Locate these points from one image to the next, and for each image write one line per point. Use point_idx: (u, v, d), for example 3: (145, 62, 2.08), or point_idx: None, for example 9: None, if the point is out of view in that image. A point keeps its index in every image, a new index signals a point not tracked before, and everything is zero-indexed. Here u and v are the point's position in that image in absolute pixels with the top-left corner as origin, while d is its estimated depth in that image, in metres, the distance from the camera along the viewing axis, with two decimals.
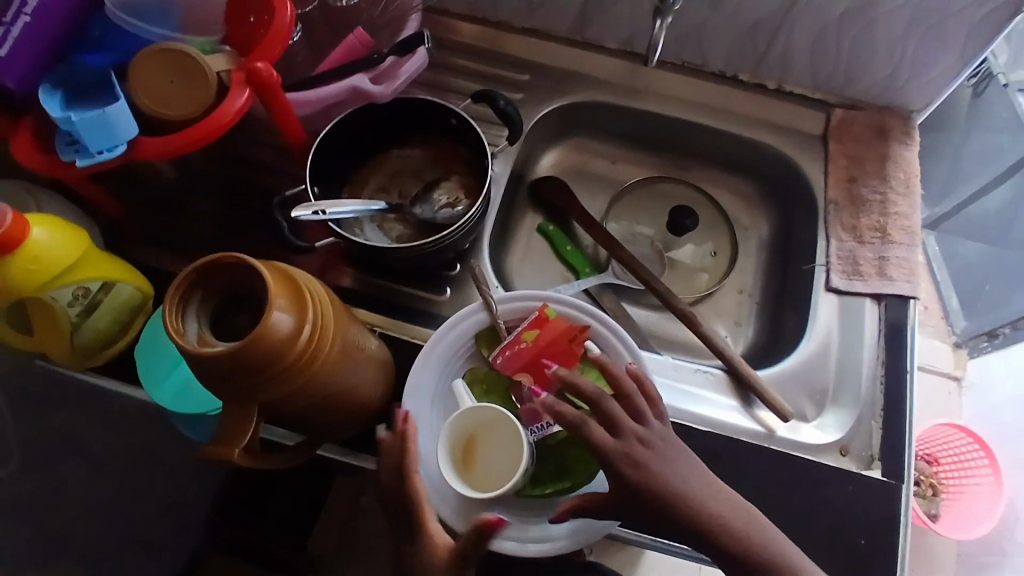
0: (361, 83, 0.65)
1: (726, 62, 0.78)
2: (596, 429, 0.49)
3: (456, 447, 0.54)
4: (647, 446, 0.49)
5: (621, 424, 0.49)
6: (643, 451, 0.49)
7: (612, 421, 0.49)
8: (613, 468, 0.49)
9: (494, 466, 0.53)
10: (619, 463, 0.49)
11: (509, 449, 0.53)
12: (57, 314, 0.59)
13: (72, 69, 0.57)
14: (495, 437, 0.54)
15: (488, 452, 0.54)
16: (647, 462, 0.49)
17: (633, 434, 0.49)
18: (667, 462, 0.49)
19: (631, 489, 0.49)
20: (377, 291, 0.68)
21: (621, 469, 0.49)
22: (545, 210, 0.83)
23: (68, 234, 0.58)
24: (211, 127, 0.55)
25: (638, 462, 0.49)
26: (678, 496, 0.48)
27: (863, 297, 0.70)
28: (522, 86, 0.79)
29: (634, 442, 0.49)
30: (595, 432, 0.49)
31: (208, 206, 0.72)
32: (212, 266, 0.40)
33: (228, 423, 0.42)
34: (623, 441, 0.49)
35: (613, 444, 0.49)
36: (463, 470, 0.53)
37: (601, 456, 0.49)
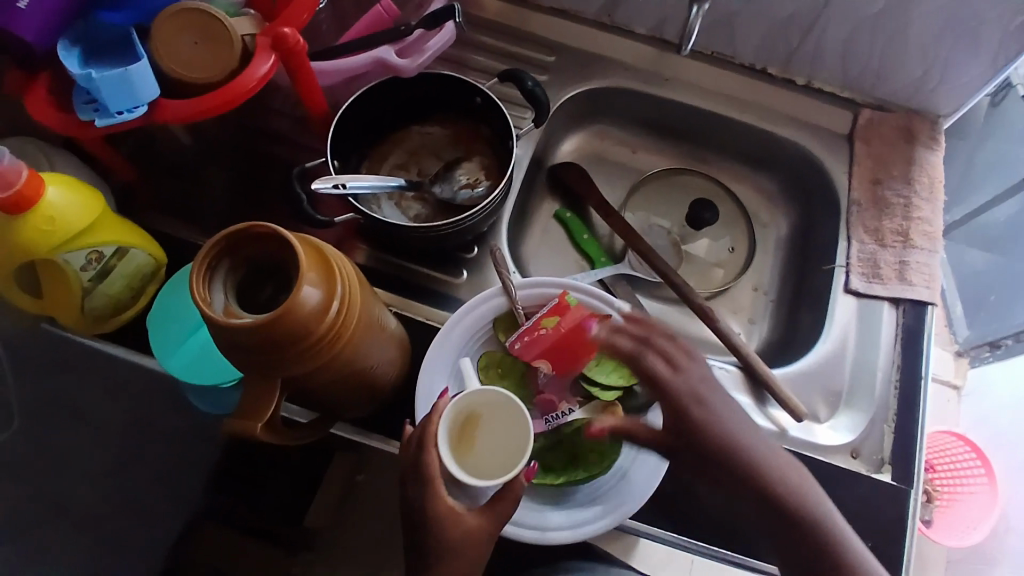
0: (386, 55, 0.64)
1: (756, 55, 0.76)
2: (653, 359, 0.58)
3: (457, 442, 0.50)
4: (706, 384, 0.58)
5: (680, 360, 0.58)
6: (703, 388, 0.57)
7: (667, 356, 0.58)
8: (670, 396, 0.57)
9: (499, 445, 0.50)
10: (679, 392, 0.57)
11: (508, 422, 0.50)
12: (69, 277, 0.58)
13: (89, 28, 0.55)
14: (491, 417, 0.51)
15: (488, 433, 0.50)
16: (702, 397, 0.57)
17: (691, 370, 0.58)
18: (720, 401, 0.57)
19: (673, 423, 0.56)
20: (392, 270, 0.67)
21: (679, 396, 0.56)
22: (563, 197, 0.82)
23: (83, 195, 0.56)
24: (230, 96, 0.54)
25: (696, 394, 0.57)
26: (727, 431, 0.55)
27: (881, 300, 0.70)
28: (547, 67, 0.78)
29: (690, 376, 0.58)
30: (651, 361, 0.58)
31: (222, 174, 0.71)
32: (242, 234, 0.39)
33: (253, 396, 0.41)
34: (683, 376, 0.57)
35: (671, 376, 0.57)
36: (473, 461, 0.49)
37: (659, 385, 0.57)
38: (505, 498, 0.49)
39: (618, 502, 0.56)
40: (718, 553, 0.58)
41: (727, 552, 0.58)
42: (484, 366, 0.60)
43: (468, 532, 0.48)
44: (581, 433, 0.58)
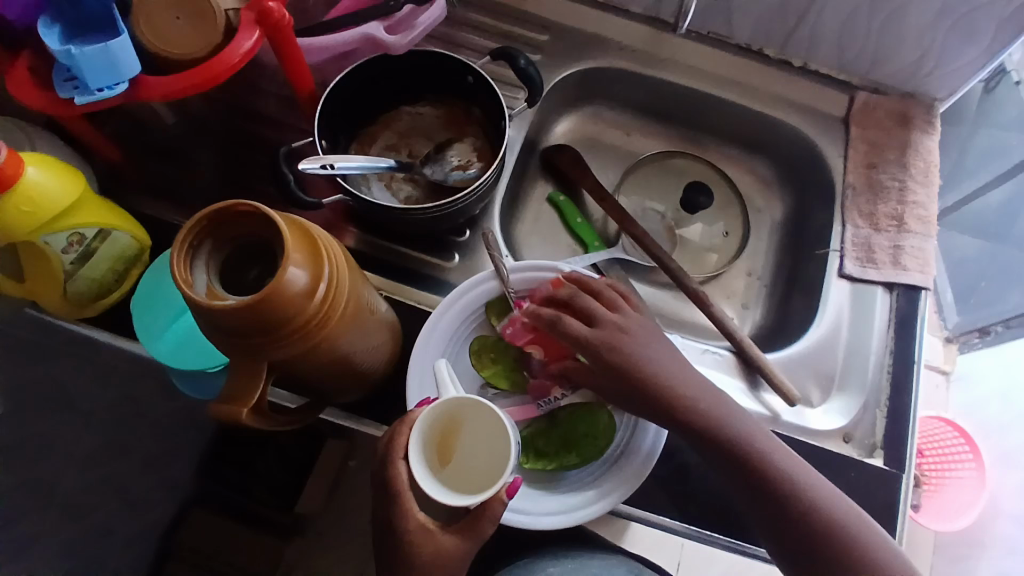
0: (375, 31, 0.62)
1: (753, 37, 0.75)
2: (571, 321, 0.54)
3: (437, 464, 0.47)
4: (626, 332, 0.53)
5: (593, 313, 0.54)
6: (623, 337, 0.53)
7: (588, 313, 0.54)
8: (592, 351, 0.53)
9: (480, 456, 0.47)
10: (600, 345, 0.53)
11: (489, 425, 0.47)
12: (50, 260, 0.56)
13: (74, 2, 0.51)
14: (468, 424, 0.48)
15: (468, 442, 0.48)
16: (624, 343, 0.53)
17: (608, 318, 0.54)
18: (646, 345, 0.53)
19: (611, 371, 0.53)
20: (382, 254, 0.66)
21: (603, 348, 0.53)
22: (556, 180, 0.81)
23: (63, 176, 0.54)
24: (214, 72, 0.52)
25: (619, 344, 0.53)
26: (662, 371, 0.52)
27: (876, 285, 0.69)
28: (541, 47, 0.76)
29: (610, 326, 0.53)
30: (569, 322, 0.54)
31: (207, 155, 0.69)
32: (224, 214, 0.37)
33: (239, 381, 0.40)
34: (601, 327, 0.53)
35: (589, 331, 0.53)
36: (461, 485, 0.46)
37: (580, 343, 0.53)
38: (483, 519, 0.47)
39: (623, 480, 0.55)
40: (710, 538, 0.58)
41: (722, 538, 0.57)
42: (478, 350, 0.60)
43: (440, 552, 0.47)
44: (574, 419, 0.58)
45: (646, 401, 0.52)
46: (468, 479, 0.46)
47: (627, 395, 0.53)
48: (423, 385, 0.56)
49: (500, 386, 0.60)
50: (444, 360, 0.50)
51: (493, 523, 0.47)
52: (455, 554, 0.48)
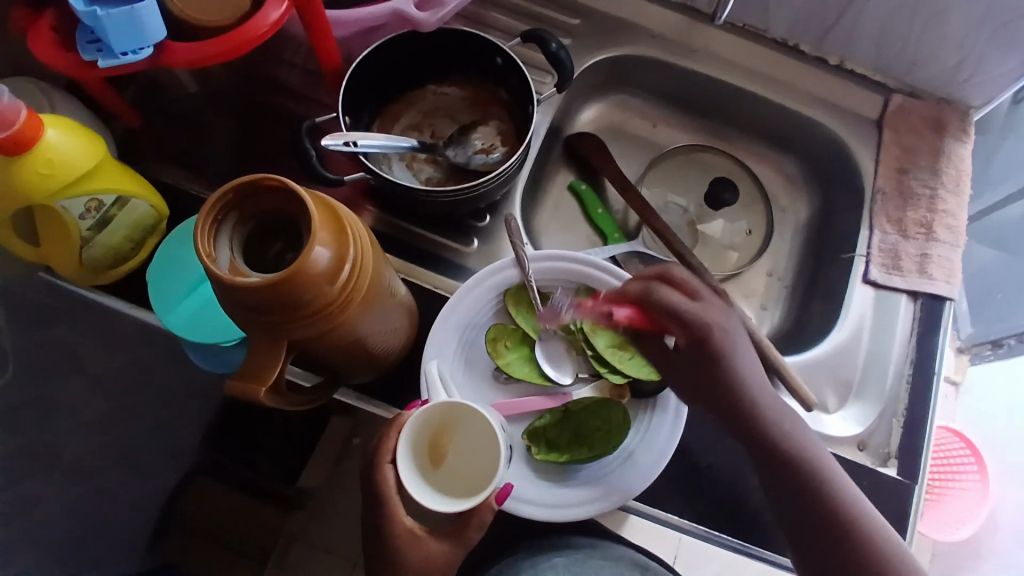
0: (405, 7, 0.59)
1: (789, 31, 0.73)
2: (667, 290, 0.51)
3: (425, 472, 0.48)
4: (725, 320, 0.51)
5: (696, 288, 0.51)
6: (724, 323, 0.50)
7: (685, 284, 0.51)
8: (693, 328, 0.50)
9: (479, 456, 0.48)
10: (706, 323, 0.50)
11: (478, 428, 0.48)
12: (67, 226, 0.55)
13: None
14: (460, 433, 0.49)
15: (457, 446, 0.49)
16: (726, 329, 0.50)
17: (713, 299, 0.51)
18: (740, 338, 0.51)
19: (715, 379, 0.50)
20: (401, 235, 0.65)
21: (706, 327, 0.50)
22: (579, 168, 0.79)
23: (83, 140, 0.54)
24: (237, 43, 0.51)
25: (722, 326, 0.50)
26: (745, 367, 0.50)
27: (900, 293, 0.68)
28: (571, 30, 0.74)
29: (713, 305, 0.51)
30: (668, 295, 0.50)
31: (228, 124, 0.68)
32: (252, 187, 0.36)
33: (256, 359, 0.39)
34: (704, 304, 0.51)
35: (693, 305, 0.50)
36: (457, 492, 0.47)
37: (680, 316, 0.50)
38: (469, 527, 0.48)
39: (612, 491, 0.55)
40: (712, 537, 0.57)
41: (724, 537, 0.57)
42: (493, 337, 0.59)
43: (429, 558, 0.48)
44: (587, 412, 0.57)
45: (726, 393, 0.50)
46: (465, 481, 0.47)
47: (707, 384, 0.50)
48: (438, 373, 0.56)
49: (515, 374, 0.58)
50: (434, 362, 0.54)
51: (479, 530, 0.48)
52: (444, 559, 0.48)
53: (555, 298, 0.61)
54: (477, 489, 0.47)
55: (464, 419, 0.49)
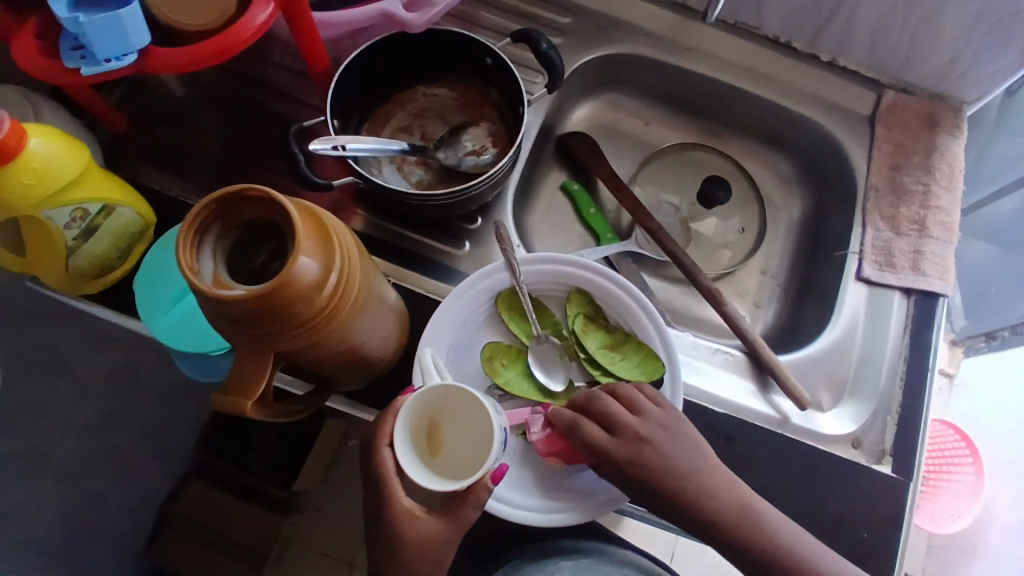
0: (393, 8, 0.59)
1: (782, 28, 0.73)
2: (588, 426, 0.51)
3: (433, 470, 0.47)
4: (650, 442, 0.50)
5: (613, 418, 0.51)
6: (645, 449, 0.50)
7: (609, 420, 0.51)
8: (608, 462, 0.50)
9: (472, 426, 0.48)
10: (617, 457, 0.50)
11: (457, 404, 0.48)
12: (53, 235, 0.55)
13: None
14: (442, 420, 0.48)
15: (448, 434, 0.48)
16: (640, 456, 0.50)
17: (631, 426, 0.50)
18: (669, 454, 0.50)
19: (652, 498, 0.50)
20: (392, 239, 0.64)
21: (619, 462, 0.50)
22: (571, 168, 0.79)
23: (69, 146, 0.53)
24: (223, 46, 0.50)
25: (635, 454, 0.50)
26: (676, 480, 0.49)
27: (893, 290, 0.68)
28: (563, 29, 0.74)
29: (632, 437, 0.50)
30: (588, 433, 0.51)
31: (215, 127, 0.68)
32: (234, 195, 0.36)
33: (242, 372, 0.39)
34: (622, 437, 0.50)
35: (610, 442, 0.50)
36: (473, 470, 0.46)
37: (597, 453, 0.51)
38: (465, 504, 0.47)
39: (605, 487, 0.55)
40: None
41: None
42: (490, 355, 0.58)
43: (425, 537, 0.47)
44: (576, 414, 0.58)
45: (659, 503, 0.50)
46: (473, 456, 0.47)
47: (636, 493, 0.51)
48: None
49: (516, 392, 0.58)
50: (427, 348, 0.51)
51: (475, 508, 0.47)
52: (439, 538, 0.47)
53: (546, 301, 0.61)
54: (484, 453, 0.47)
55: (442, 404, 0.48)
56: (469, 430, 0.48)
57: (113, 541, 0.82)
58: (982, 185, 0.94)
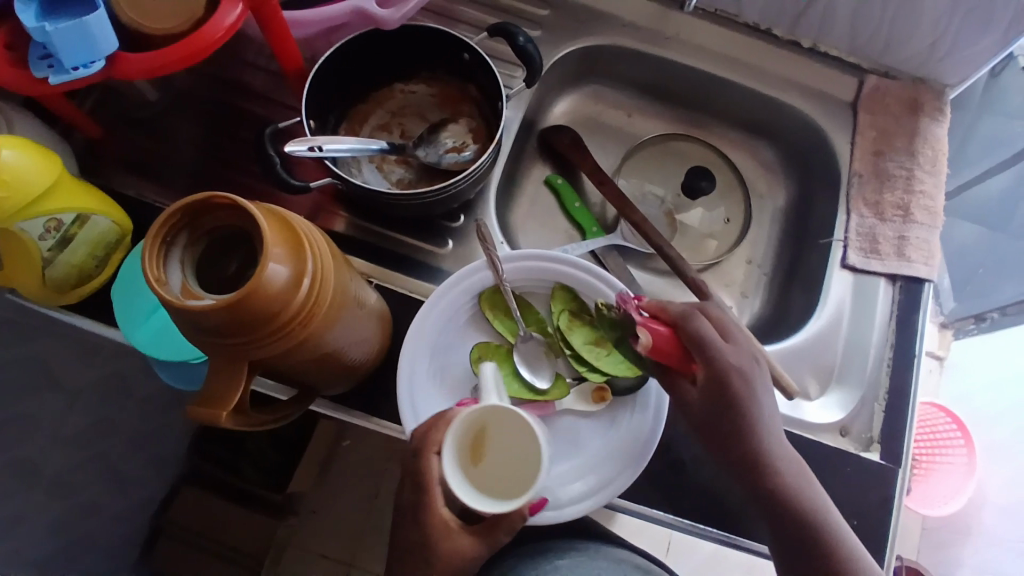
0: (365, 4, 0.58)
1: (762, 16, 0.72)
2: (705, 323, 0.50)
3: (506, 490, 0.43)
4: (756, 365, 0.50)
5: (731, 330, 0.51)
6: (752, 369, 0.50)
7: (724, 329, 0.51)
8: (715, 362, 0.49)
9: (509, 436, 0.45)
10: (729, 362, 0.49)
11: (491, 419, 0.45)
12: (28, 247, 0.53)
13: None
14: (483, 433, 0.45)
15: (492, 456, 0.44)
16: (750, 372, 0.49)
17: (744, 346, 0.51)
18: (764, 387, 0.50)
19: (733, 431, 0.49)
20: (373, 240, 0.63)
21: (726, 368, 0.49)
22: (554, 161, 0.78)
23: (40, 157, 0.51)
24: (193, 49, 0.49)
25: (746, 370, 0.49)
26: (762, 410, 0.49)
27: (878, 276, 0.68)
28: (541, 22, 0.73)
29: (742, 353, 0.50)
30: (705, 327, 0.50)
31: (191, 131, 0.67)
32: (200, 203, 0.36)
33: (217, 383, 0.39)
34: (732, 348, 0.50)
35: (723, 346, 0.50)
36: (525, 466, 0.43)
37: (705, 351, 0.49)
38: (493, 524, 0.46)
39: (619, 468, 0.55)
40: (705, 531, 0.56)
41: (709, 529, 0.56)
42: (478, 357, 0.58)
43: (439, 535, 0.46)
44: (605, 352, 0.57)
45: (741, 424, 0.49)
46: (520, 466, 0.43)
47: (715, 423, 0.50)
48: (413, 380, 0.55)
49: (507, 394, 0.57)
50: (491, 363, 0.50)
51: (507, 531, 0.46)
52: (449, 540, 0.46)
53: (529, 299, 0.60)
54: (523, 448, 0.44)
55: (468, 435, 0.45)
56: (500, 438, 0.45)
57: (106, 551, 0.82)
58: (969, 168, 0.96)
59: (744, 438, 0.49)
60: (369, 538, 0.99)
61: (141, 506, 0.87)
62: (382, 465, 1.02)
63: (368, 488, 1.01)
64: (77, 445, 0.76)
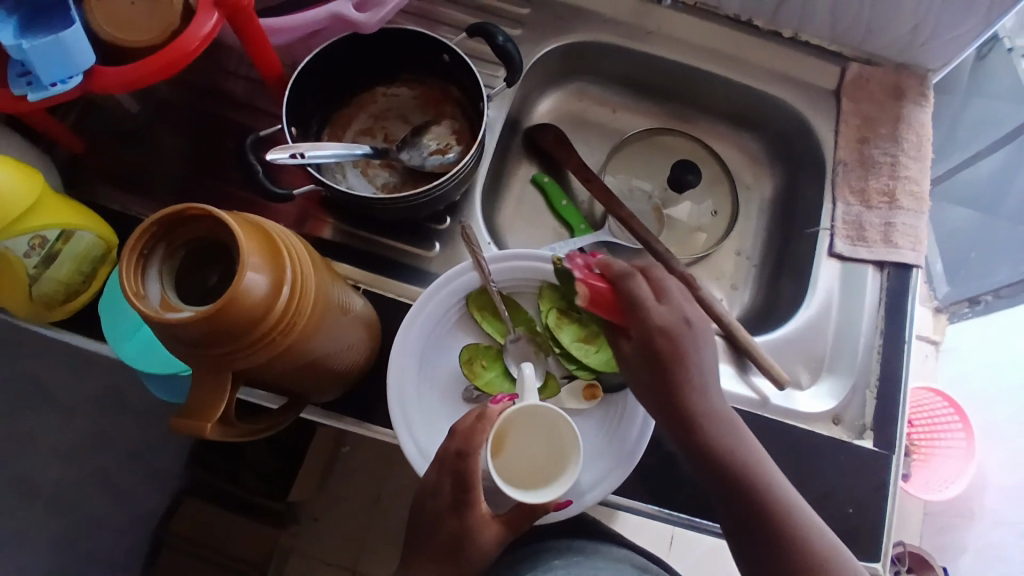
0: (343, 9, 0.58)
1: (742, 7, 0.72)
2: (641, 283, 0.52)
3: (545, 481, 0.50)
4: (690, 326, 0.51)
5: (666, 289, 0.52)
6: (683, 331, 0.51)
7: (661, 288, 0.53)
8: (644, 321, 0.51)
9: (531, 437, 0.51)
10: (657, 322, 0.51)
11: (514, 429, 0.51)
12: (13, 265, 0.53)
13: None
14: (514, 447, 0.50)
15: (523, 455, 0.51)
16: (677, 331, 0.51)
17: (679, 306, 0.52)
18: (699, 346, 0.51)
19: (673, 396, 0.50)
20: (360, 245, 0.63)
21: (653, 328, 0.51)
22: (540, 160, 0.78)
23: (23, 174, 0.52)
24: (169, 60, 0.49)
25: (677, 333, 0.51)
26: (699, 374, 0.51)
27: (866, 264, 0.68)
28: (521, 20, 0.73)
29: (676, 312, 0.52)
30: (639, 287, 0.51)
31: (174, 142, 0.67)
32: (175, 216, 0.35)
33: (200, 396, 0.39)
34: (666, 309, 0.52)
35: (654, 306, 0.51)
36: (548, 456, 0.50)
37: (637, 313, 0.51)
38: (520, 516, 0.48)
39: (614, 463, 0.55)
40: (700, 524, 0.57)
41: (706, 523, 0.57)
42: (467, 359, 0.58)
43: None
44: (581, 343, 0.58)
45: (670, 384, 0.50)
46: (545, 457, 0.50)
47: (654, 381, 0.51)
48: (402, 385, 0.55)
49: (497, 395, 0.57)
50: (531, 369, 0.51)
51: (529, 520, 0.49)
52: None
53: (518, 298, 0.60)
54: (549, 447, 0.51)
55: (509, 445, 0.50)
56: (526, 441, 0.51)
57: (108, 564, 0.82)
58: None
59: (675, 403, 0.50)
60: (370, 543, 0.99)
61: (141, 519, 0.87)
62: (380, 469, 1.02)
63: (367, 493, 1.01)
64: (74, 461, 0.76)
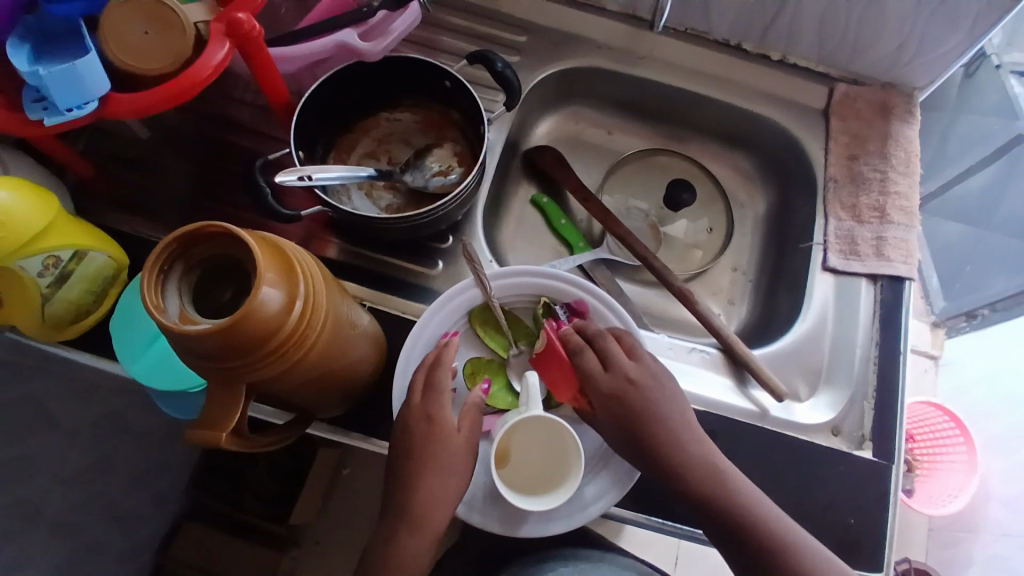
0: (349, 39, 0.61)
1: (731, 31, 0.75)
2: (589, 357, 0.53)
3: (557, 481, 0.53)
4: (636, 383, 0.52)
5: (609, 355, 0.53)
6: (632, 390, 0.52)
7: (606, 355, 0.53)
8: (595, 392, 0.53)
9: (529, 442, 0.55)
10: (607, 391, 0.52)
11: (511, 439, 0.55)
12: (25, 285, 0.54)
13: (40, 21, 0.51)
14: (516, 455, 0.55)
15: (528, 458, 0.55)
16: (625, 393, 0.52)
17: (623, 366, 0.53)
18: (654, 398, 0.52)
19: (637, 441, 0.51)
20: (365, 264, 0.65)
21: (604, 395, 0.52)
22: (539, 180, 0.80)
23: (36, 198, 0.52)
24: (179, 88, 0.51)
25: (625, 393, 0.52)
26: (663, 420, 0.51)
27: (859, 277, 0.69)
28: (519, 47, 0.75)
29: (623, 377, 0.52)
30: (587, 361, 0.53)
31: (182, 166, 0.69)
32: (194, 234, 0.37)
33: (216, 405, 0.40)
34: (614, 373, 0.53)
35: (603, 376, 0.53)
36: (549, 453, 0.55)
37: (590, 384, 0.53)
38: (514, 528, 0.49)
39: (614, 481, 0.55)
40: (701, 536, 0.57)
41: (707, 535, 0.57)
42: (471, 371, 0.60)
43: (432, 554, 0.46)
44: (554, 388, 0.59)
45: (634, 437, 0.52)
46: (548, 454, 0.55)
47: (618, 433, 0.52)
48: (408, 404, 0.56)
49: (499, 406, 0.59)
50: (534, 377, 0.53)
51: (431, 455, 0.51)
52: None
53: (518, 313, 0.62)
54: (550, 447, 0.55)
55: (512, 454, 0.55)
56: (527, 445, 0.55)
57: None
58: None
59: (645, 439, 0.51)
60: None
61: (142, 542, 0.87)
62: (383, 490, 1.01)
63: (369, 513, 1.01)
64: (78, 483, 0.76)
